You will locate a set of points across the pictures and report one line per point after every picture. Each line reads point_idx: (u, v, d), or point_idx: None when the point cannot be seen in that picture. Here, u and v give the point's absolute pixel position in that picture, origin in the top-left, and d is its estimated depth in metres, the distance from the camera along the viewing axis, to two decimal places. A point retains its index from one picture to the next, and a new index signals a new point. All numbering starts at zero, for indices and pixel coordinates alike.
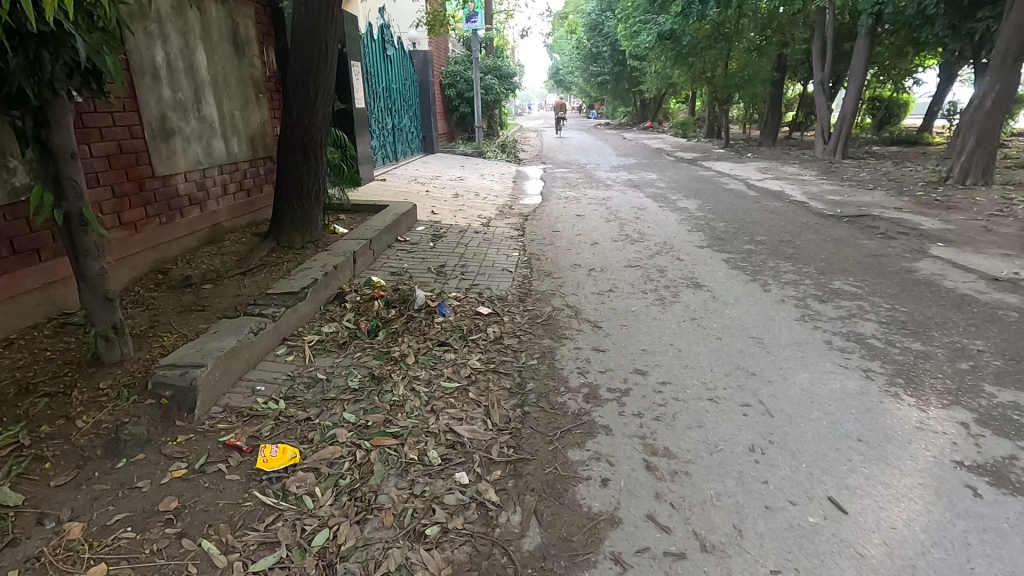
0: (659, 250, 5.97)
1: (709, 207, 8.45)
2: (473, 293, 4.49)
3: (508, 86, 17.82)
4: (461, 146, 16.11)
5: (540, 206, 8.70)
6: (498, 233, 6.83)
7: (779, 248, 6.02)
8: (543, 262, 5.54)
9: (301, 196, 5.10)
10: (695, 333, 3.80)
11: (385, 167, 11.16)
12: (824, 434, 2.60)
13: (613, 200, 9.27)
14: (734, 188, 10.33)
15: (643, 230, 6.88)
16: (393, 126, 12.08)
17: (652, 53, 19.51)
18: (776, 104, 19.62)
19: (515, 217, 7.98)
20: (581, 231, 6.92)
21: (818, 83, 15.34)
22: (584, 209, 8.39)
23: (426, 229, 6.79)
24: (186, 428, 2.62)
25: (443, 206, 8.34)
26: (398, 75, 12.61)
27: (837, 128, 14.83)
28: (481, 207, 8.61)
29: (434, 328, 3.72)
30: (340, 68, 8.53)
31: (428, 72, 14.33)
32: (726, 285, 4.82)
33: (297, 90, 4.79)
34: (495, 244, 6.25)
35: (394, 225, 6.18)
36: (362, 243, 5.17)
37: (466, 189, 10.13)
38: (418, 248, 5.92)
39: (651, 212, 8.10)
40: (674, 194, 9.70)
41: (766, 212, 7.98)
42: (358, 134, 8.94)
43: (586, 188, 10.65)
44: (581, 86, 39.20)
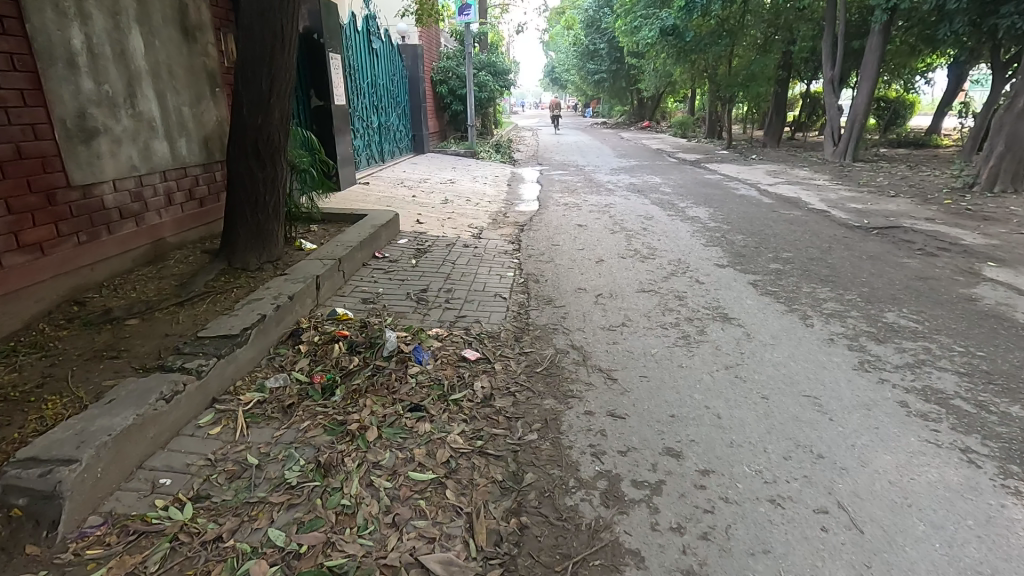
0: (673, 270, 5.23)
1: (722, 215, 7.72)
2: (459, 330, 3.72)
3: (502, 82, 17.00)
4: (453, 146, 15.32)
5: (538, 214, 7.94)
6: (491, 247, 6.06)
7: (811, 268, 5.28)
8: (542, 285, 4.79)
9: (257, 208, 4.29)
10: (734, 388, 3.05)
11: (369, 169, 10.38)
12: (944, 569, 1.86)
13: (616, 207, 8.52)
14: (746, 194, 9.59)
15: (653, 245, 6.14)
16: (379, 124, 11.28)
17: (653, 49, 18.75)
18: (782, 103, 18.92)
19: (510, 226, 7.22)
20: (583, 244, 6.17)
21: (828, 82, 14.62)
22: (586, 218, 7.64)
23: (409, 242, 6.01)
24: (40, 559, 1.85)
25: (431, 214, 7.55)
26: (385, 70, 11.79)
27: (848, 129, 14.13)
28: (472, 215, 7.83)
29: (407, 384, 2.95)
30: (316, 60, 7.72)
31: (418, 67, 13.51)
32: (758, 317, 4.08)
33: (248, 83, 3.95)
34: (487, 261, 5.48)
35: (371, 239, 5.41)
36: (329, 264, 4.40)
37: (457, 194, 9.35)
38: (397, 266, 5.16)
39: (659, 221, 7.37)
40: (682, 200, 8.95)
41: (785, 223, 7.25)
42: (338, 134, 8.14)
43: (586, 192, 9.90)
44: (578, 84, 38.43)
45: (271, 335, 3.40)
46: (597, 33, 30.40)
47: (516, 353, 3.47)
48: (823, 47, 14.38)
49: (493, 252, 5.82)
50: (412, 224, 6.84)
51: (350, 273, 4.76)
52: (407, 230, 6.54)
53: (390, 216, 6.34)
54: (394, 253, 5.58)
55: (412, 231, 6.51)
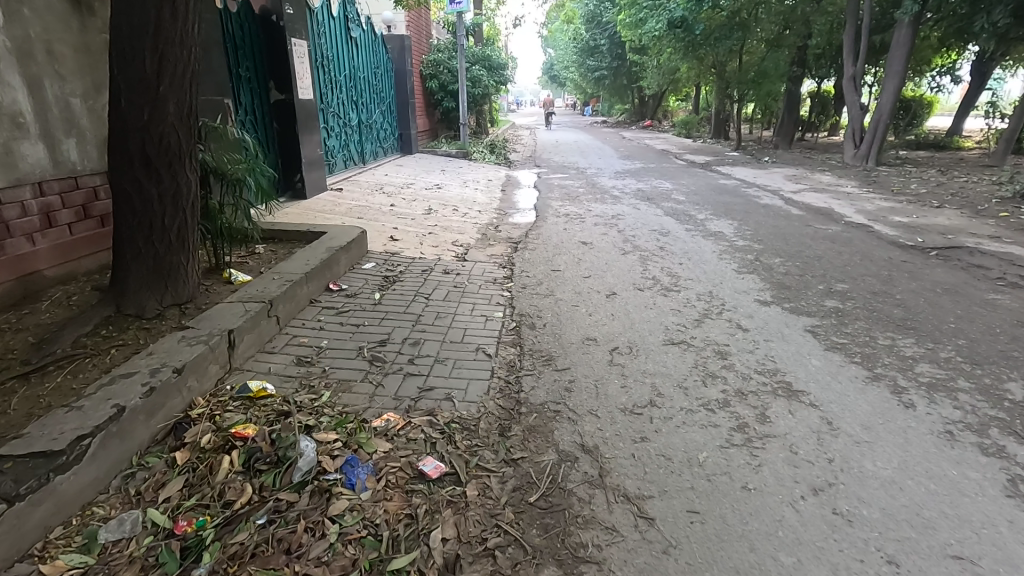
0: (705, 311, 4.13)
1: (749, 231, 6.64)
2: (420, 420, 2.61)
3: (498, 78, 15.86)
4: (445, 145, 14.22)
5: (534, 228, 6.85)
6: (477, 273, 4.95)
7: (878, 306, 4.18)
8: (540, 334, 3.68)
9: (153, 235, 3.16)
10: (840, 539, 1.95)
11: (346, 172, 9.28)
12: None
13: (625, 218, 7.43)
14: (769, 202, 8.52)
15: (674, 271, 5.04)
16: (358, 123, 10.16)
17: (659, 44, 17.65)
18: (794, 102, 17.86)
19: (502, 244, 6.12)
20: (588, 270, 5.07)
21: (850, 79, 13.52)
22: (590, 233, 6.55)
23: (376, 268, 4.89)
24: None
25: (409, 229, 6.44)
26: (367, 63, 10.67)
27: (871, 130, 13.04)
28: (458, 229, 6.72)
29: (322, 544, 1.85)
30: (277, 47, 6.60)
31: (405, 61, 12.41)
32: (835, 390, 2.98)
33: (127, 64, 2.82)
34: (471, 295, 4.36)
35: (325, 266, 4.31)
36: (254, 308, 3.29)
37: (443, 202, 8.23)
38: (354, 304, 4.04)
39: (678, 238, 6.27)
40: (698, 210, 7.86)
41: (825, 240, 6.16)
42: (304, 133, 7.02)
43: (588, 200, 8.80)
44: (577, 81, 37.31)
45: (135, 436, 2.28)
46: (598, 28, 29.30)
47: (500, 462, 2.36)
48: (845, 41, 13.26)
49: (480, 281, 4.71)
50: (385, 243, 5.74)
51: (288, 317, 3.64)
52: (376, 251, 5.43)
53: (357, 233, 5.21)
54: (355, 284, 4.47)
55: (384, 253, 5.40)
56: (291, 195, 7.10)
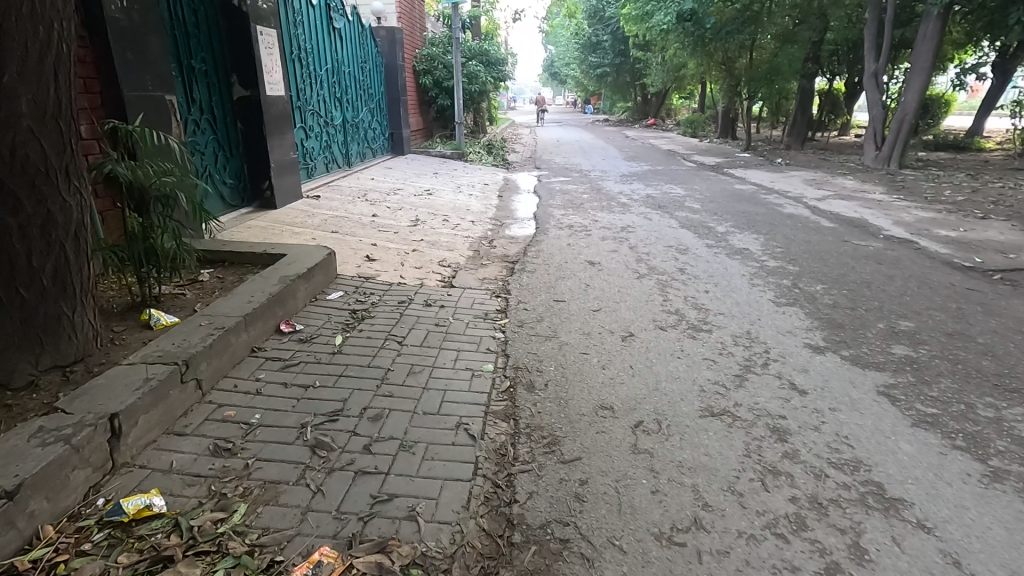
0: (745, 361, 3.31)
1: (779, 247, 5.82)
2: (367, 562, 1.81)
3: (496, 74, 15.02)
4: (439, 145, 13.42)
5: (534, 243, 6.05)
6: (465, 304, 4.13)
7: (960, 354, 3.36)
8: (540, 398, 2.87)
9: (16, 280, 2.33)
10: None
11: (326, 176, 8.46)
12: None
13: (636, 230, 6.63)
14: (794, 211, 7.71)
15: (700, 303, 4.22)
16: (342, 123, 9.34)
17: (666, 39, 16.83)
18: (807, 100, 17.04)
19: (497, 264, 5.30)
20: (598, 302, 4.26)
21: (871, 76, 12.70)
22: (598, 250, 5.74)
23: (344, 300, 4.09)
24: None
25: (390, 244, 5.63)
26: (352, 57, 9.83)
27: (894, 131, 12.22)
28: (448, 244, 5.90)
29: None
30: (240, 37, 5.77)
31: (396, 56, 11.59)
32: (946, 499, 2.16)
33: None
34: (454, 337, 3.55)
35: (276, 301, 3.51)
36: (161, 374, 2.47)
37: (433, 210, 7.42)
38: (307, 353, 3.24)
39: (698, 258, 5.46)
40: (717, 221, 7.06)
41: (869, 260, 5.34)
42: (273, 134, 6.19)
43: (593, 208, 7.99)
44: (578, 78, 36.50)
45: None
46: (600, 24, 28.45)
47: None
48: (866, 35, 12.43)
49: (467, 316, 3.91)
50: (360, 264, 4.93)
51: (215, 377, 2.83)
52: (348, 275, 4.64)
53: (324, 254, 4.40)
54: (314, 322, 3.66)
55: (356, 278, 4.60)
56: (259, 204, 6.28)
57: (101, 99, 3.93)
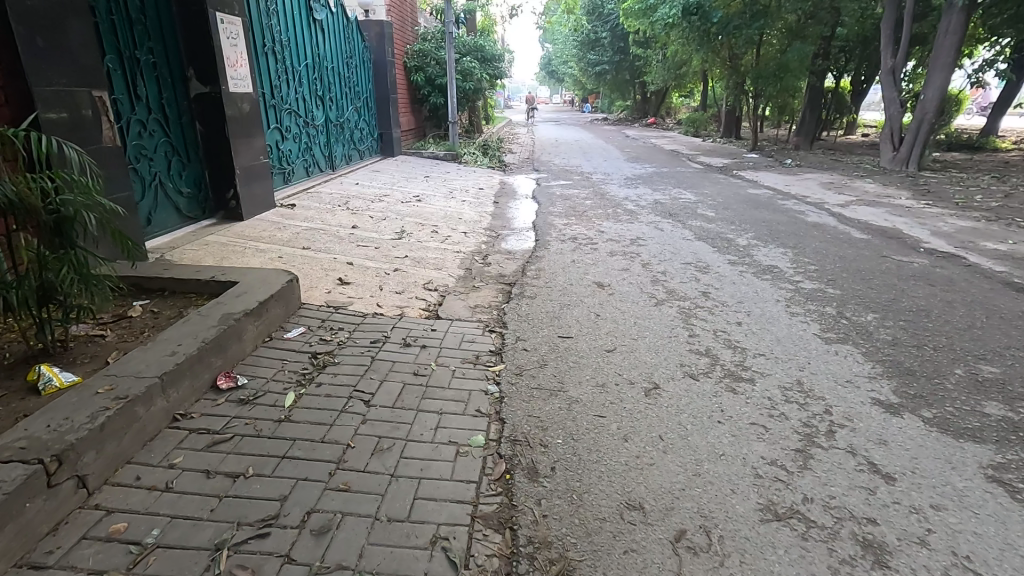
0: (804, 427, 2.61)
1: (812, 265, 5.12)
2: None
3: (492, 71, 14.29)
4: (432, 146, 12.71)
5: (534, 259, 5.35)
6: (451, 344, 3.42)
7: None
8: (545, 490, 2.16)
9: None
10: None
11: (305, 181, 7.73)
12: None
13: (648, 242, 5.94)
14: (818, 219, 7.03)
15: (735, 342, 3.51)
16: (325, 123, 8.63)
17: (669, 34, 16.16)
18: (816, 98, 16.37)
19: (491, 286, 4.59)
20: (612, 338, 3.55)
21: (888, 72, 11.99)
22: (607, 268, 5.03)
23: (305, 339, 3.37)
24: None
25: (370, 262, 4.92)
26: (337, 52, 9.12)
27: (914, 130, 11.54)
28: (436, 260, 5.19)
29: None
30: (196, 24, 5.03)
31: (384, 51, 10.89)
32: None
33: None
34: (435, 393, 2.83)
35: (212, 349, 2.78)
36: (13, 482, 1.75)
37: (422, 219, 6.71)
38: (245, 420, 2.52)
39: (723, 278, 4.76)
40: (736, 232, 6.37)
41: (919, 281, 4.65)
42: (237, 135, 5.45)
43: (598, 216, 7.29)
44: (576, 76, 35.85)
45: None
46: (599, 20, 27.77)
47: None
48: (883, 29, 11.72)
49: (453, 360, 3.21)
50: (331, 289, 4.22)
51: (108, 467, 2.10)
52: (315, 304, 3.93)
53: (284, 280, 3.68)
54: (262, 372, 2.95)
55: (323, 308, 3.89)
56: (224, 215, 5.58)
57: (4, 94, 3.21)
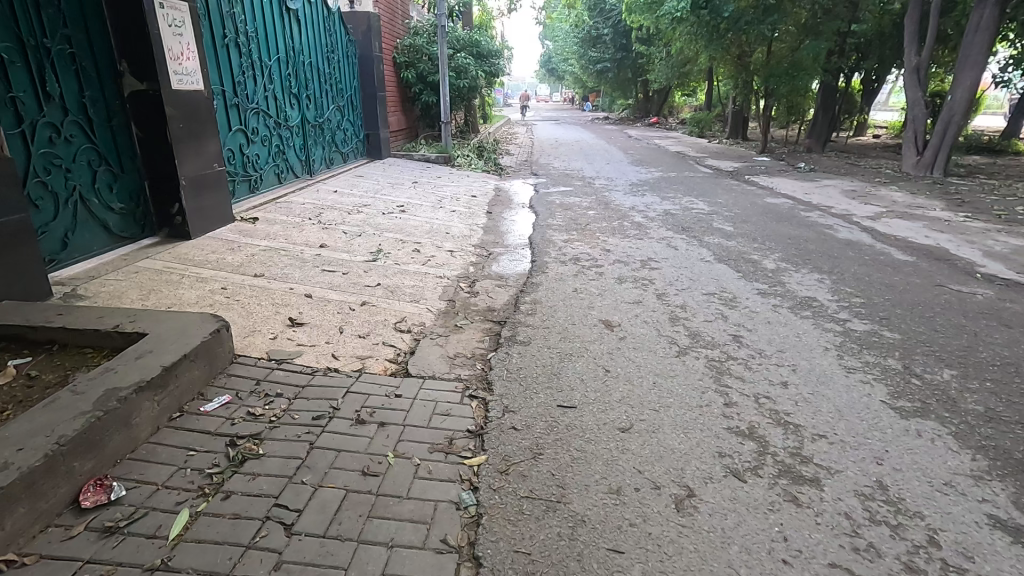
0: (906, 574, 1.83)
1: (857, 297, 4.34)
2: None
3: (488, 68, 13.49)
4: (424, 148, 11.93)
5: (529, 286, 4.56)
6: (418, 419, 2.64)
7: None
8: None
9: None
10: None
11: (275, 190, 6.94)
12: None
13: (661, 265, 5.16)
14: (850, 235, 6.25)
15: (784, 415, 2.73)
16: (301, 123, 7.83)
17: (676, 29, 15.36)
18: (829, 98, 15.59)
19: (476, 326, 3.80)
20: (627, 408, 2.77)
21: (911, 70, 11.21)
22: (616, 300, 4.24)
23: (228, 415, 2.58)
24: None
25: (333, 293, 4.13)
26: (315, 46, 8.32)
27: (940, 133, 10.77)
28: (413, 289, 4.41)
29: None
30: (128, 8, 4.23)
31: (371, 45, 10.09)
32: None
33: None
34: (387, 510, 2.05)
35: (74, 451, 1.99)
36: None
37: (402, 234, 5.92)
38: (101, 571, 1.74)
39: (755, 316, 3.98)
40: (761, 251, 5.60)
41: (990, 321, 3.88)
42: (182, 140, 4.66)
43: (602, 229, 6.51)
44: (577, 75, 35.03)
45: None
46: (601, 17, 27.10)
47: None
48: (907, 23, 10.90)
49: (418, 449, 2.42)
50: (278, 333, 3.44)
51: None
52: (252, 356, 3.15)
53: (209, 330, 2.88)
54: (150, 475, 2.15)
55: (262, 362, 3.10)
56: (168, 232, 4.79)
57: None
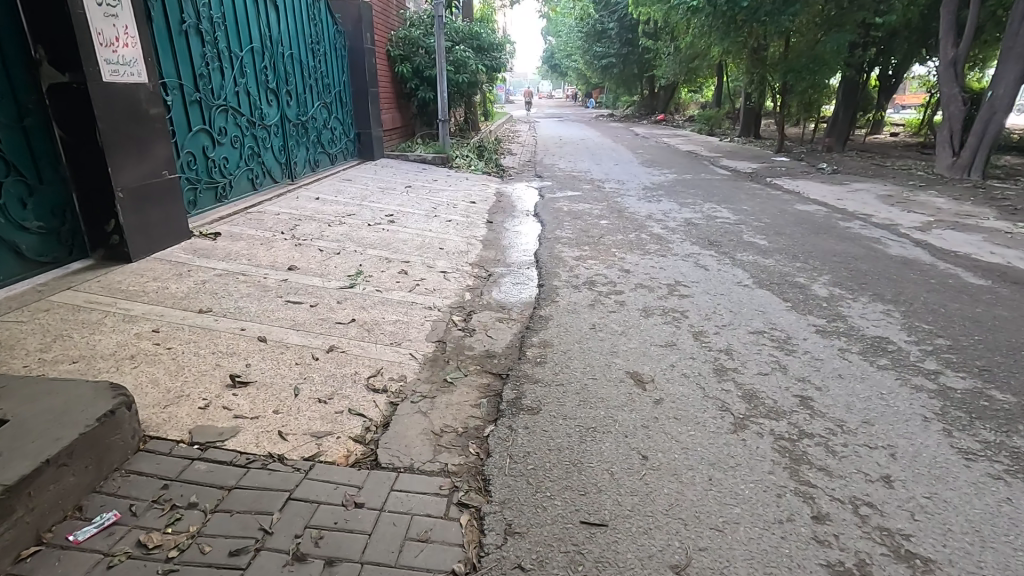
0: None
1: (940, 337, 3.52)
2: None
3: (490, 62, 12.66)
4: (420, 147, 11.14)
5: (536, 322, 3.76)
6: (383, 552, 1.85)
7: None
8: None
9: None
10: None
11: (247, 198, 6.13)
12: None
13: (692, 291, 4.36)
14: (903, 252, 5.44)
15: (903, 541, 1.93)
16: (280, 122, 7.02)
17: (689, 21, 14.51)
18: (850, 94, 14.74)
19: (470, 383, 3.00)
20: (679, 529, 1.97)
21: (948, 64, 10.32)
22: (643, 343, 3.44)
23: (108, 549, 1.79)
24: None
25: (293, 335, 3.33)
26: (297, 36, 7.51)
27: (979, 132, 9.88)
28: (394, 327, 3.61)
29: None
30: None
31: (363, 37, 9.27)
32: None
33: None
34: None
35: None
36: None
37: (388, 251, 5.12)
38: None
39: (820, 367, 3.17)
40: (806, 273, 4.79)
41: None
42: (117, 144, 3.87)
43: (618, 243, 5.72)
44: (580, 71, 34.14)
45: None
46: (606, 11, 26.30)
47: None
48: (945, 13, 10.04)
49: None
50: (212, 398, 2.63)
51: None
52: (167, 440, 2.33)
53: (99, 414, 2.06)
54: None
55: (181, 448, 2.29)
56: (104, 254, 4.01)
57: None
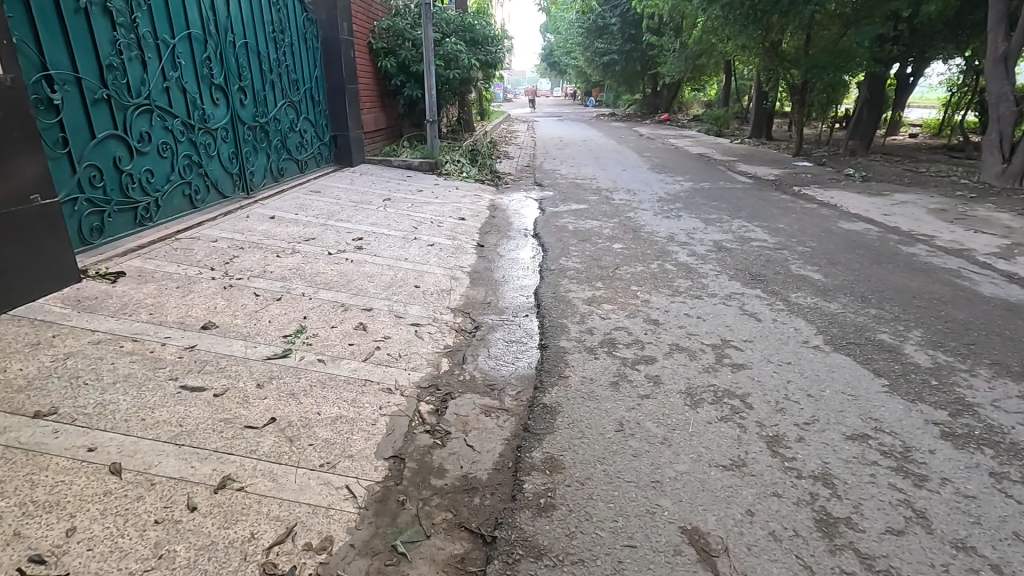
0: None
1: None
2: None
3: (485, 56, 11.49)
4: (406, 151, 10.00)
5: (537, 416, 2.64)
6: None
7: None
8: None
9: None
10: None
11: (181, 219, 4.98)
12: None
13: (748, 357, 3.23)
14: (999, 292, 4.31)
15: None
16: (231, 124, 5.88)
17: (702, 12, 13.36)
18: (875, 93, 13.62)
19: (433, 557, 1.86)
20: None
21: (997, 59, 9.19)
22: (699, 462, 2.31)
23: None
24: None
25: (169, 457, 2.19)
26: (254, 23, 6.37)
27: None
28: (330, 430, 2.47)
29: None
30: None
31: (339, 27, 8.12)
32: None
33: None
34: None
35: None
36: None
37: (346, 293, 3.98)
38: None
39: (978, 515, 2.05)
40: (891, 326, 3.65)
41: None
42: None
43: (639, 278, 4.59)
44: (581, 68, 32.92)
45: None
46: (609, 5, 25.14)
47: None
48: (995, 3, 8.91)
49: None
50: None
51: None
52: None
53: None
54: None
55: None
56: None
57: None
